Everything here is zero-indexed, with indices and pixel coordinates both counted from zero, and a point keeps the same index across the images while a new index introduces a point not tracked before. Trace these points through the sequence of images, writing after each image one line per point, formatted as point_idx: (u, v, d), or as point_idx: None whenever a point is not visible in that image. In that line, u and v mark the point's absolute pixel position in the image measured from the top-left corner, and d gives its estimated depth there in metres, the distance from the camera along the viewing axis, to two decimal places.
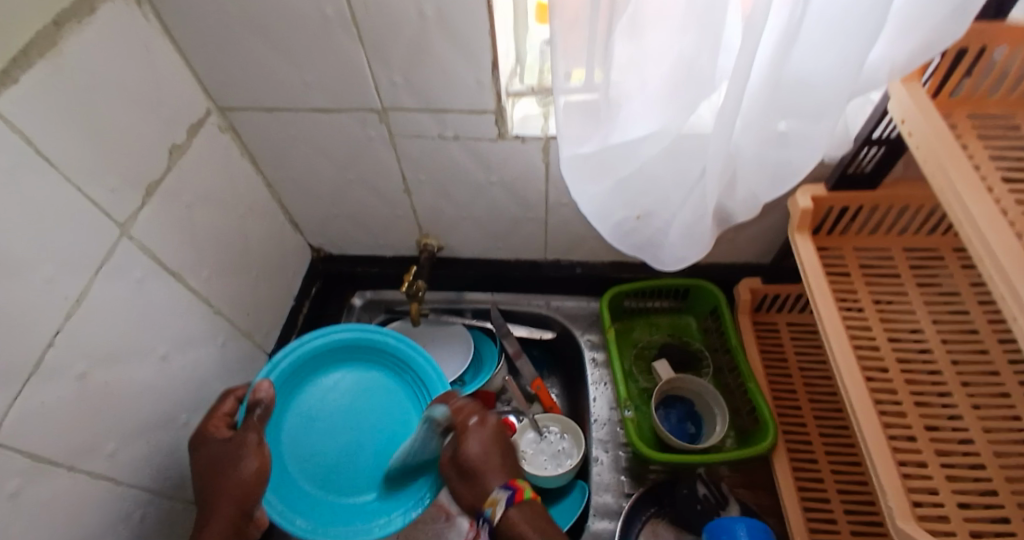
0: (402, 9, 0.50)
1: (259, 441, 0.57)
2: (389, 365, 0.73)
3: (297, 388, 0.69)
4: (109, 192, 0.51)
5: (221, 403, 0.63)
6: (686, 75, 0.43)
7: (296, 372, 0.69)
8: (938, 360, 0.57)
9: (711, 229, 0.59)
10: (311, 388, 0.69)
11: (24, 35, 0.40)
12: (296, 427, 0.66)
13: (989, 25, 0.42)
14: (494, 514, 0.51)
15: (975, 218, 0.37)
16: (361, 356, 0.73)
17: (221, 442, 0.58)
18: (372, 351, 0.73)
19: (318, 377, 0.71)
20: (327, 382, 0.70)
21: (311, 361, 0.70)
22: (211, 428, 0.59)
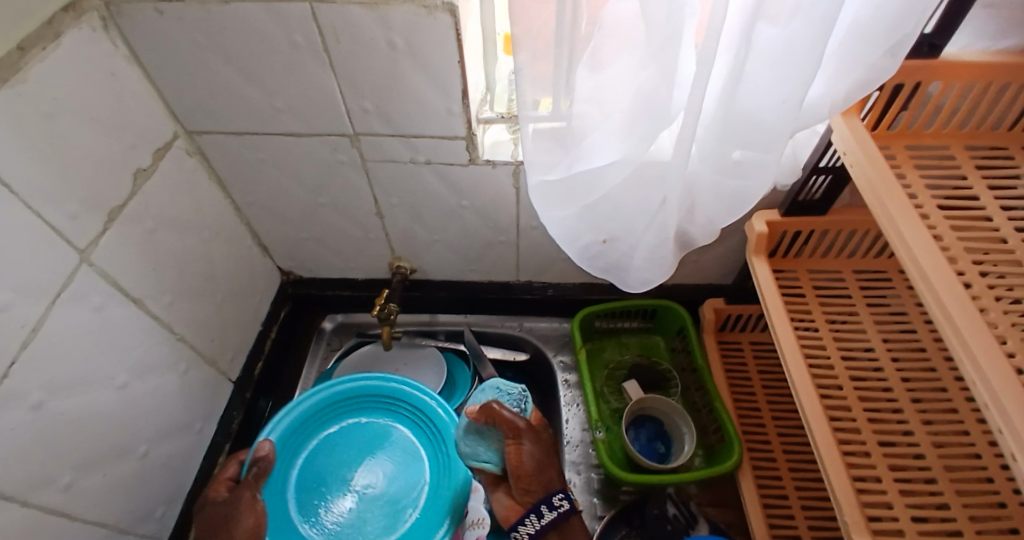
0: (372, 38, 0.52)
1: (253, 498, 0.64)
2: (392, 408, 0.78)
3: (306, 436, 0.74)
4: (70, 216, 0.50)
5: (223, 468, 0.68)
6: (644, 105, 0.46)
7: (304, 422, 0.74)
8: (889, 377, 0.60)
9: (674, 253, 0.62)
10: (318, 436, 0.75)
11: None
12: (302, 475, 0.71)
13: (925, 62, 0.46)
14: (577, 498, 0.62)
15: (909, 242, 0.40)
16: (368, 402, 0.78)
17: (219, 504, 0.63)
18: (376, 395, 0.79)
19: (326, 425, 0.76)
20: (334, 429, 0.76)
21: (320, 409, 0.76)
22: (212, 491, 0.64)
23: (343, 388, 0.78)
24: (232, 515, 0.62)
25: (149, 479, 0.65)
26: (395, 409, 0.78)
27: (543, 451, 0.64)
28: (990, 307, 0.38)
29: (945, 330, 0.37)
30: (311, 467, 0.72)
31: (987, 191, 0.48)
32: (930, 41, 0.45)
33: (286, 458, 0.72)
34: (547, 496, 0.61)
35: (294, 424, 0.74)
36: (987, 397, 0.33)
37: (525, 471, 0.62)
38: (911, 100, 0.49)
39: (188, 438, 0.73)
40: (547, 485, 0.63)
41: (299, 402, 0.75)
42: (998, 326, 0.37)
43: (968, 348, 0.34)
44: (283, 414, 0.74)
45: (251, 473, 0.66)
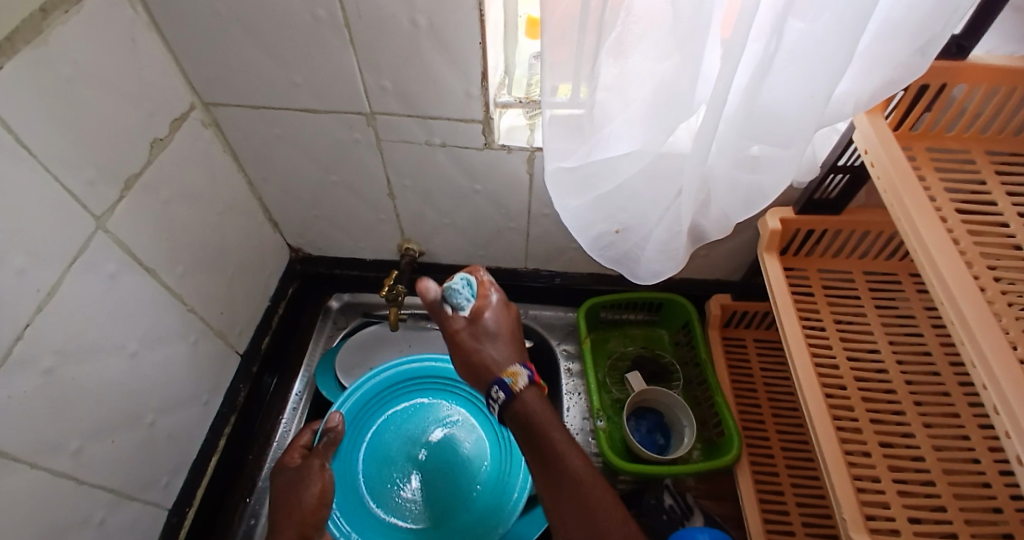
0: (395, 16, 0.51)
1: (321, 468, 0.70)
2: (449, 391, 0.84)
3: (369, 416, 0.80)
4: (87, 184, 0.50)
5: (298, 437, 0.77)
6: (666, 97, 0.45)
7: (365, 403, 0.80)
8: (893, 379, 0.60)
9: (686, 247, 0.62)
10: (381, 415, 0.81)
11: (10, 23, 0.39)
12: (368, 449, 0.78)
13: (951, 64, 0.45)
14: (515, 383, 0.55)
15: (927, 243, 0.40)
16: (428, 386, 0.84)
17: (292, 470, 0.71)
18: (433, 379, 0.84)
19: (387, 405, 0.82)
20: (395, 409, 0.82)
21: (380, 391, 0.82)
22: (288, 457, 0.73)
23: (400, 372, 0.83)
24: (301, 479, 0.69)
25: (157, 447, 0.66)
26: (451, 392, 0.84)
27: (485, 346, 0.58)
28: (1003, 311, 0.38)
29: (956, 336, 0.37)
30: (377, 443, 0.79)
31: (1005, 197, 0.48)
32: (958, 43, 0.45)
33: (351, 435, 0.78)
34: (486, 389, 0.57)
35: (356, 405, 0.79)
36: (996, 400, 0.33)
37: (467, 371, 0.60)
38: (935, 102, 0.48)
39: (196, 409, 0.74)
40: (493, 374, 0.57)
41: (360, 384, 0.81)
42: (1011, 332, 0.37)
43: (982, 351, 0.34)
44: (346, 397, 0.79)
45: (320, 442, 0.74)
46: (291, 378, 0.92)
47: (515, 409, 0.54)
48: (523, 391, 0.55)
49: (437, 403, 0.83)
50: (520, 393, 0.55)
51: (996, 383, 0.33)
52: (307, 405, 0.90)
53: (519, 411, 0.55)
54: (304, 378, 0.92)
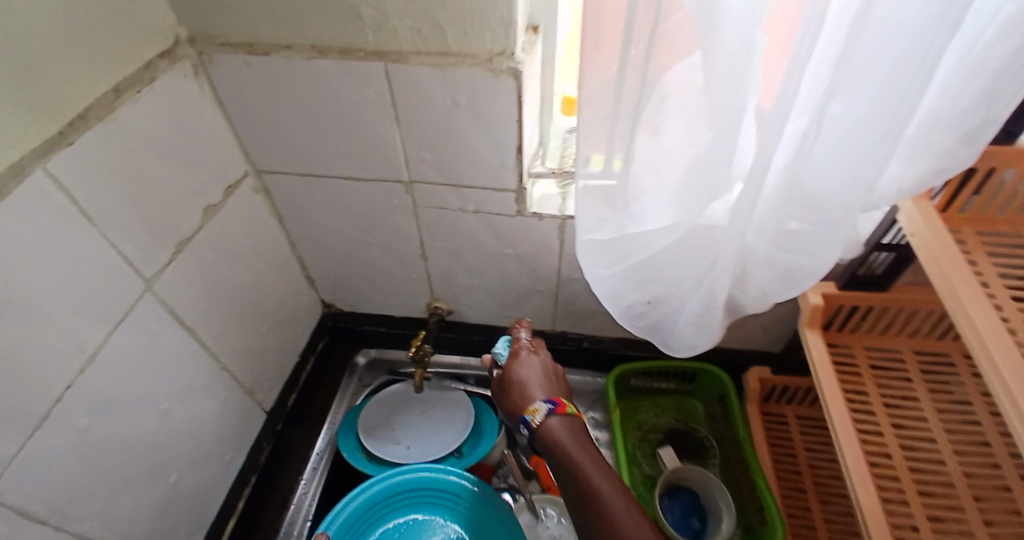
0: (437, 96, 0.54)
1: None
2: (446, 503, 0.75)
3: (361, 532, 0.72)
4: (140, 245, 0.53)
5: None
6: (704, 177, 0.45)
7: (356, 518, 0.72)
8: (951, 471, 0.55)
9: (723, 320, 0.60)
10: (373, 531, 0.73)
11: (76, 103, 0.44)
12: None
13: (1000, 148, 0.44)
14: (534, 419, 0.55)
15: (982, 336, 0.38)
16: (425, 499, 0.75)
17: None
18: (429, 491, 0.76)
19: (380, 520, 0.73)
20: (388, 524, 0.73)
21: (373, 503, 0.73)
22: None
23: (392, 482, 0.75)
24: None
25: (177, 507, 0.65)
26: (448, 505, 0.75)
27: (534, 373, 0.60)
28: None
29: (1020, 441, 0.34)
30: None
31: None
32: (1006, 127, 0.44)
33: None
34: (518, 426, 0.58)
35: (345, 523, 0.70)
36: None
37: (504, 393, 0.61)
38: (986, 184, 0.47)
39: (218, 467, 0.73)
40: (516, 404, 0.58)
41: (349, 499, 0.73)
42: None
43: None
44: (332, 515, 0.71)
45: None
46: (314, 435, 0.90)
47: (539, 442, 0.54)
48: (544, 422, 0.55)
49: (436, 518, 0.74)
50: (542, 424, 0.55)
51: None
52: (327, 466, 0.87)
53: (547, 441, 0.54)
54: (327, 434, 0.91)
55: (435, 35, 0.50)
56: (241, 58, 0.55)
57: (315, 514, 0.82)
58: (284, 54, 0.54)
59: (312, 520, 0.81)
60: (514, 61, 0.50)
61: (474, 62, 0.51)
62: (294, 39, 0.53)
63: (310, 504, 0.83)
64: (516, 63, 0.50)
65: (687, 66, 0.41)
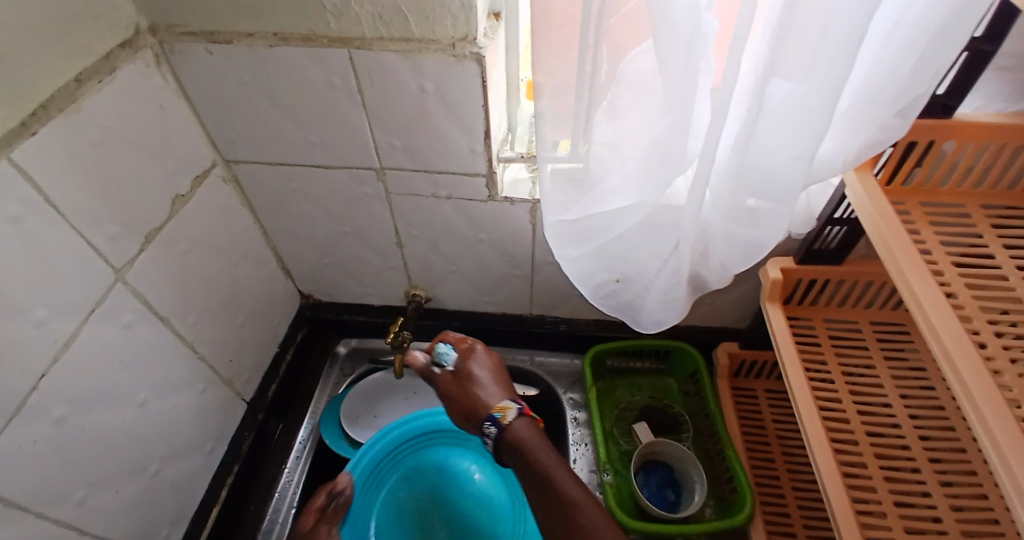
0: (403, 81, 0.55)
1: (329, 532, 0.70)
2: (461, 442, 0.82)
3: (384, 475, 0.78)
4: (109, 238, 0.53)
5: (312, 499, 0.73)
6: (660, 155, 0.47)
7: (377, 463, 0.77)
8: (907, 434, 0.59)
9: (687, 296, 0.62)
10: (396, 471, 0.79)
11: (37, 97, 0.44)
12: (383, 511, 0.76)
13: (938, 122, 0.47)
14: (505, 417, 0.58)
15: (920, 299, 0.41)
16: (442, 441, 0.81)
17: (303, 536, 0.70)
18: (445, 432, 0.82)
19: (403, 461, 0.80)
20: (410, 464, 0.80)
21: (393, 449, 0.79)
22: (302, 521, 0.71)
23: (412, 428, 0.80)
24: None
25: (159, 497, 0.66)
26: (463, 443, 0.82)
27: (491, 371, 0.63)
28: (1014, 381, 0.38)
29: (961, 403, 0.37)
30: (393, 500, 0.77)
31: (1003, 249, 0.48)
32: (943, 102, 0.46)
33: (366, 494, 0.76)
34: (479, 426, 0.59)
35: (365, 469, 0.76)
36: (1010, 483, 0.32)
37: (460, 392, 0.62)
38: (926, 157, 0.49)
39: (199, 458, 0.74)
40: (479, 405, 0.60)
41: (369, 446, 0.77)
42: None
43: (991, 430, 0.34)
44: (355, 459, 0.77)
45: (332, 505, 0.72)
46: (296, 425, 0.91)
47: (509, 438, 0.57)
48: (513, 421, 0.58)
49: (452, 456, 0.81)
50: (511, 422, 0.58)
51: (1007, 462, 0.33)
52: (310, 455, 0.88)
53: (516, 438, 0.57)
54: (310, 424, 0.91)
55: (398, 21, 0.50)
56: (204, 46, 0.55)
57: (300, 501, 0.83)
58: (247, 43, 0.54)
59: (297, 507, 0.82)
60: (477, 46, 0.51)
61: (438, 48, 0.52)
62: (257, 27, 0.53)
63: (294, 492, 0.83)
64: (479, 48, 0.51)
65: (644, 52, 0.42)
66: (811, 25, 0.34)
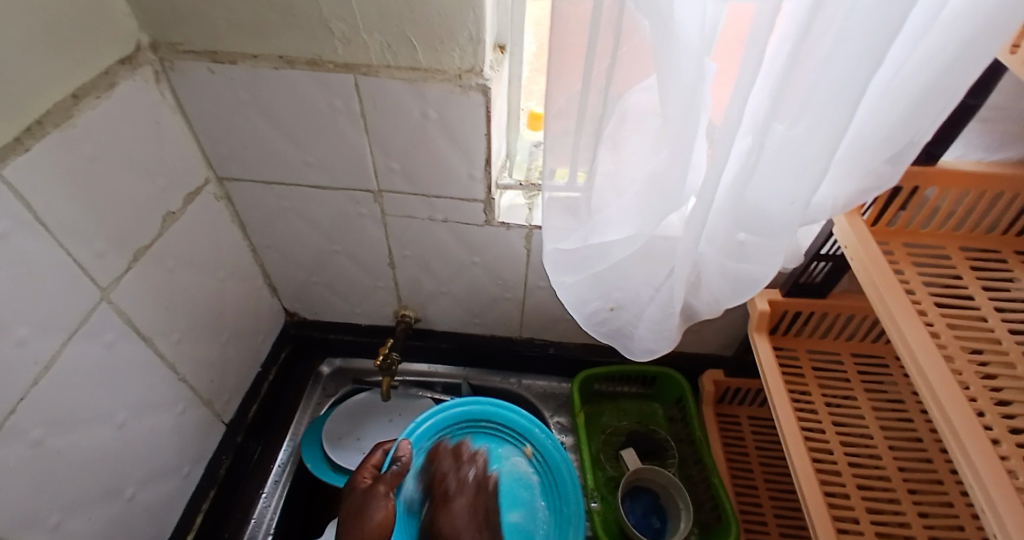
0: (407, 107, 0.55)
1: (386, 492, 0.66)
2: (509, 436, 0.77)
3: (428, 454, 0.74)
4: (96, 255, 0.51)
5: (367, 456, 0.71)
6: (659, 190, 0.48)
7: (425, 442, 0.74)
8: (887, 465, 0.60)
9: (679, 325, 0.63)
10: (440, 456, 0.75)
11: (32, 112, 0.42)
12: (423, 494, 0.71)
13: (923, 169, 0.49)
14: None
15: (907, 338, 0.43)
16: (488, 432, 0.77)
17: (359, 492, 0.67)
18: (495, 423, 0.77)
19: (452, 448, 0.75)
20: (457, 453, 0.75)
21: (435, 432, 0.75)
22: (358, 477, 0.68)
23: (460, 411, 0.76)
24: (366, 504, 0.65)
25: (132, 525, 0.63)
26: (511, 437, 0.77)
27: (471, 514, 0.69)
28: (992, 421, 0.39)
29: (948, 442, 0.38)
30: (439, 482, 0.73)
31: (979, 291, 0.50)
32: (929, 150, 0.48)
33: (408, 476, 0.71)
34: None
35: (415, 446, 0.72)
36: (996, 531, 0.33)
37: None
38: (909, 202, 0.52)
39: (176, 481, 0.70)
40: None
41: (415, 427, 0.74)
42: (1011, 458, 0.37)
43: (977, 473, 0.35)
44: (405, 435, 0.73)
45: (389, 472, 0.68)
46: (276, 446, 0.88)
47: None
48: None
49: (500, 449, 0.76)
50: None
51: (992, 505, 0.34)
52: (289, 478, 0.85)
53: None
54: (289, 447, 0.89)
55: (405, 50, 0.51)
56: (206, 65, 0.55)
57: (277, 527, 0.80)
58: (251, 64, 0.54)
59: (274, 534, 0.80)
60: (482, 78, 0.52)
61: (444, 77, 0.52)
62: (261, 48, 0.53)
63: (272, 518, 0.81)
64: (484, 80, 0.52)
65: (645, 90, 0.44)
66: (810, 78, 0.35)
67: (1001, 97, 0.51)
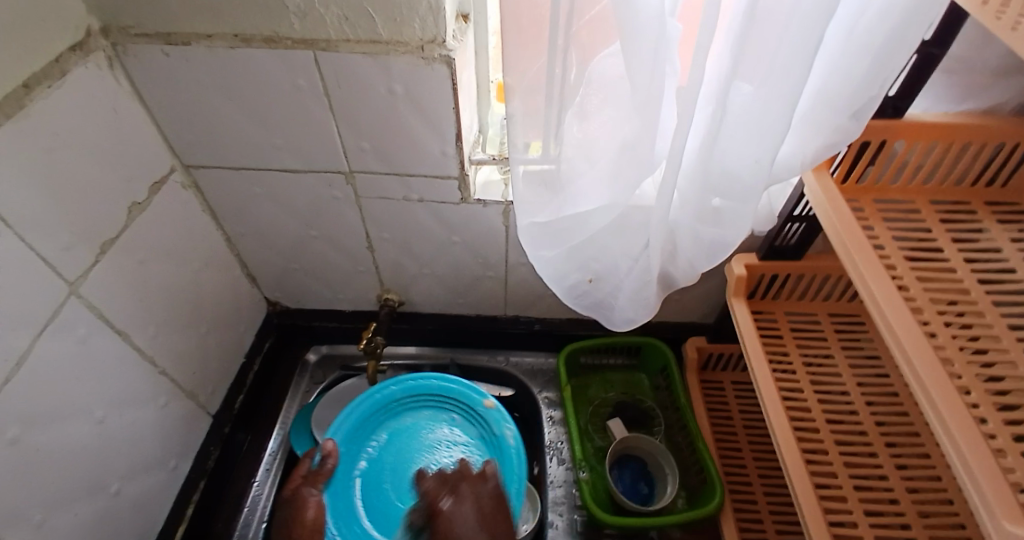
0: (371, 81, 0.54)
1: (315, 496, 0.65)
2: (438, 399, 0.79)
3: (364, 436, 0.74)
4: (61, 248, 0.50)
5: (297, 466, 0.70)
6: (631, 157, 0.48)
7: (360, 423, 0.74)
8: (864, 420, 0.62)
9: (657, 294, 0.63)
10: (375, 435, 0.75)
11: None
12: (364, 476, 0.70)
13: (890, 123, 0.49)
14: None
15: (875, 293, 0.43)
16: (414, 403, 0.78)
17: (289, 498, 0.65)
18: (423, 391, 0.79)
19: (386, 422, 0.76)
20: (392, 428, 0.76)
21: (370, 411, 0.75)
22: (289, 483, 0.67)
23: (387, 392, 0.77)
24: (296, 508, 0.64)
25: (119, 518, 0.63)
26: (438, 399, 0.79)
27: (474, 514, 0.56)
28: (964, 371, 0.41)
29: (917, 395, 0.39)
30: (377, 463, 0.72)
31: (949, 243, 0.51)
32: (894, 104, 0.48)
33: (347, 462, 0.71)
34: None
35: (351, 427, 0.73)
36: (963, 474, 0.34)
37: None
38: (877, 156, 0.52)
39: (162, 474, 0.71)
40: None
41: (351, 408, 0.74)
42: (980, 406, 0.39)
43: (944, 421, 0.36)
44: (340, 419, 0.73)
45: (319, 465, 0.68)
46: (265, 436, 0.88)
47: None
48: None
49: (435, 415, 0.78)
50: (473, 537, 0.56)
51: (961, 454, 0.35)
52: (280, 466, 0.85)
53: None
54: (279, 435, 0.88)
55: (364, 23, 0.50)
56: (161, 48, 0.53)
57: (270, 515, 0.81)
58: (206, 44, 0.52)
59: (268, 521, 0.80)
60: (446, 49, 0.51)
61: (407, 50, 0.51)
62: (215, 28, 0.51)
63: (265, 505, 0.81)
64: (448, 51, 0.51)
65: (612, 56, 0.43)
66: (773, 33, 0.35)
67: (966, 46, 0.51)
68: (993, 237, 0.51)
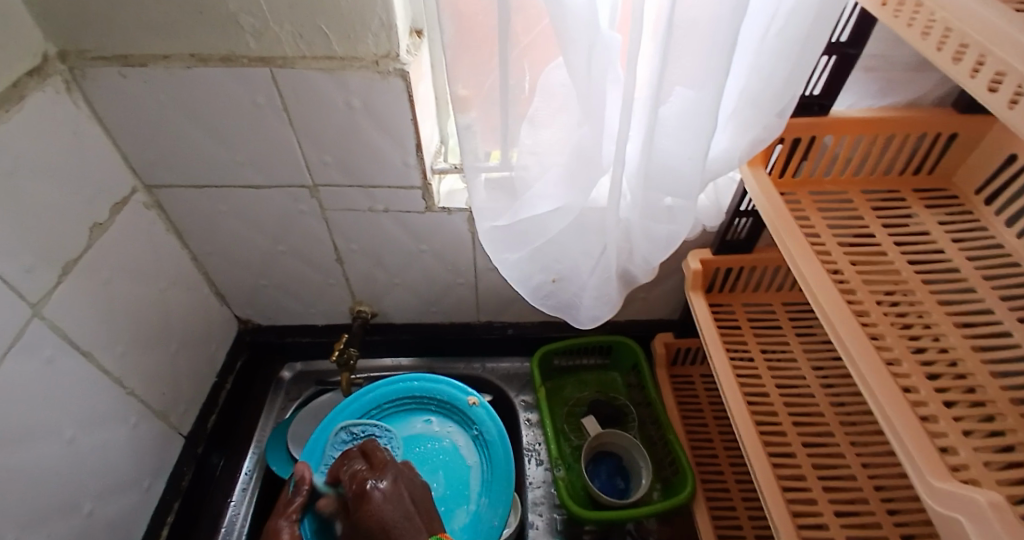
0: (330, 96, 0.56)
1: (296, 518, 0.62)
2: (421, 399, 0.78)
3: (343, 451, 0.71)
4: (23, 269, 0.50)
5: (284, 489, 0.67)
6: (580, 161, 0.50)
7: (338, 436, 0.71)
8: (820, 402, 0.65)
9: (619, 291, 0.65)
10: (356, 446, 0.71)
11: None
12: None
13: (817, 120, 0.53)
14: None
15: (807, 276, 0.47)
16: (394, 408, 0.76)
17: None
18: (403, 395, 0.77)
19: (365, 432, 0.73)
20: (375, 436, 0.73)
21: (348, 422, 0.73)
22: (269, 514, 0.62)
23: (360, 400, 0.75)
24: None
25: None
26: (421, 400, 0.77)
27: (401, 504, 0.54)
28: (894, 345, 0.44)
29: (850, 367, 0.42)
30: None
31: (881, 229, 0.55)
32: (820, 102, 0.52)
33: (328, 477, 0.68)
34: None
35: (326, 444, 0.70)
36: (894, 437, 0.37)
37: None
38: (810, 151, 0.56)
39: (135, 496, 0.70)
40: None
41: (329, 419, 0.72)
42: (910, 376, 0.41)
43: (875, 391, 0.39)
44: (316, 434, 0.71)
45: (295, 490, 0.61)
46: (239, 457, 0.86)
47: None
48: None
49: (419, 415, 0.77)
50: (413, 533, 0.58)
51: (887, 417, 0.38)
52: (257, 485, 0.84)
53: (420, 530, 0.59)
54: (254, 455, 0.87)
55: (319, 40, 0.52)
56: (118, 70, 0.54)
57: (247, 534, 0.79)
58: (163, 65, 0.53)
59: None
60: (400, 63, 0.53)
61: (361, 65, 0.53)
62: (172, 48, 0.53)
63: (242, 525, 0.80)
64: (403, 65, 0.53)
65: (557, 67, 0.46)
66: (690, 34, 0.38)
67: (882, 45, 0.56)
68: (921, 221, 0.55)
